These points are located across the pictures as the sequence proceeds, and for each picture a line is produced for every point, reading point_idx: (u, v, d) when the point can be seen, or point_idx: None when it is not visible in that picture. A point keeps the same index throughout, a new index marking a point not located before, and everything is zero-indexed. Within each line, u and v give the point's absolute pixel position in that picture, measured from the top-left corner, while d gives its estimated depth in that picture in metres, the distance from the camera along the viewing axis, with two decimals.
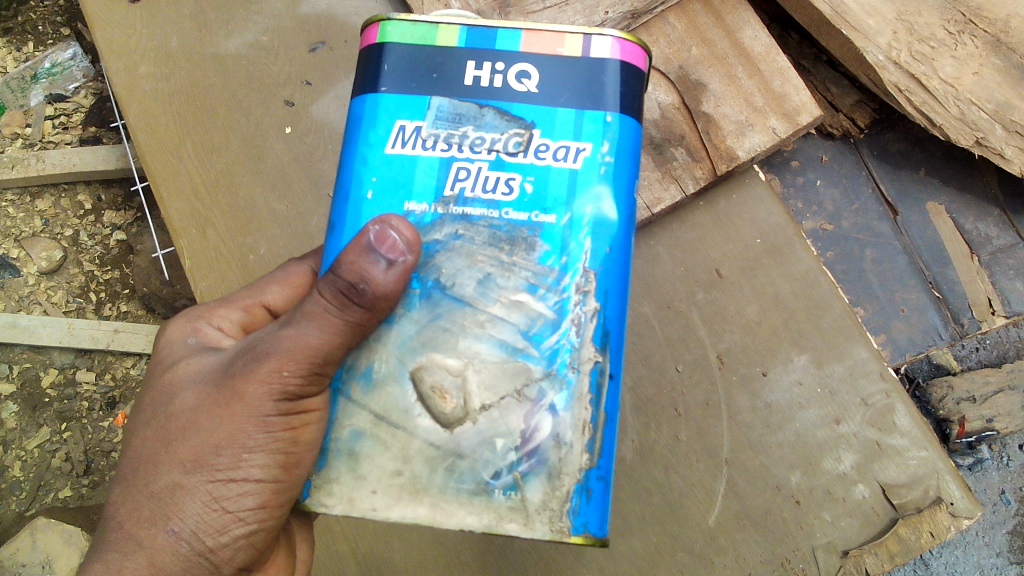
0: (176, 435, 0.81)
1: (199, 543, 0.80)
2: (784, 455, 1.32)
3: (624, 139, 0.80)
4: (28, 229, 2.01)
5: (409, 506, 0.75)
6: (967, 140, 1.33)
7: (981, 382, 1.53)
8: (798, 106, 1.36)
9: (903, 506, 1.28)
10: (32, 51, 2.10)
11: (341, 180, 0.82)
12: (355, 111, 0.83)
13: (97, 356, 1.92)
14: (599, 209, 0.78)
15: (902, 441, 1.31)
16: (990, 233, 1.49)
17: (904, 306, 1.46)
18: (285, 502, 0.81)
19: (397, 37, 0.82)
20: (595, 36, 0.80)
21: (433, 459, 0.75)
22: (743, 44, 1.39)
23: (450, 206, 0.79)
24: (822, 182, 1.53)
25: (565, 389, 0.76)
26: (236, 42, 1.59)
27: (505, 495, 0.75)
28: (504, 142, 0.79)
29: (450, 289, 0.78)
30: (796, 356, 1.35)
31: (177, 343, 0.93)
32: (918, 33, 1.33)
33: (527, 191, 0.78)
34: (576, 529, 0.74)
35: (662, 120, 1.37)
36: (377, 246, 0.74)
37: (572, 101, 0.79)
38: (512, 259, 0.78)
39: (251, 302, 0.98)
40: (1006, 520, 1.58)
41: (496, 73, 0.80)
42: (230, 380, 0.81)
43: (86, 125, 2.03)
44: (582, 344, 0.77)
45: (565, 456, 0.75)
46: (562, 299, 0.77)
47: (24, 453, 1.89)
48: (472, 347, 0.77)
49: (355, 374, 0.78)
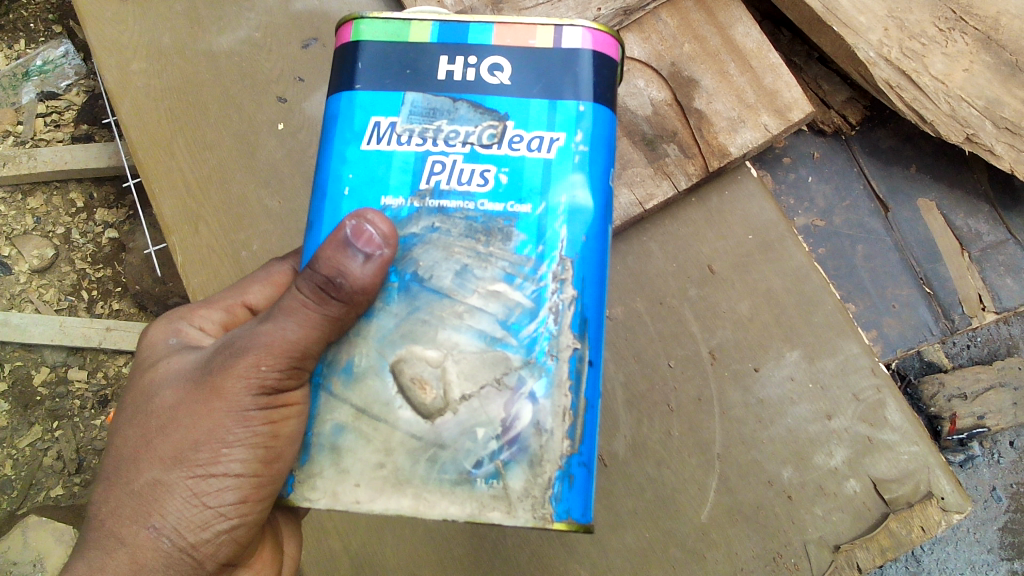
0: (156, 432, 0.81)
1: (181, 539, 0.79)
2: (775, 450, 1.32)
3: (598, 128, 0.80)
4: (19, 228, 2.00)
5: (393, 497, 0.75)
6: (958, 136, 1.34)
7: (972, 379, 1.53)
8: (790, 103, 1.37)
9: (893, 501, 1.28)
10: (24, 48, 2.08)
11: (318, 177, 0.82)
12: (330, 109, 0.83)
13: (89, 354, 1.92)
14: (574, 198, 0.78)
15: (893, 437, 1.32)
16: (980, 230, 1.50)
17: (895, 302, 1.47)
18: (266, 496, 0.80)
19: (371, 34, 0.82)
20: (566, 27, 0.80)
21: (415, 450, 0.75)
22: (735, 40, 1.39)
23: (426, 199, 0.79)
24: (813, 179, 1.54)
25: (544, 376, 0.76)
26: (227, 39, 1.58)
27: (487, 484, 0.74)
28: (478, 135, 0.79)
29: (428, 281, 0.78)
30: (788, 352, 1.36)
31: (158, 344, 0.93)
32: (909, 30, 1.34)
33: (502, 182, 0.78)
34: (558, 517, 0.74)
35: (654, 116, 1.37)
36: (354, 240, 0.75)
37: (544, 92, 0.80)
38: (488, 250, 0.78)
39: (232, 302, 0.98)
40: (996, 517, 1.58)
41: (469, 67, 0.81)
42: (209, 377, 0.81)
43: (78, 123, 2.02)
44: (560, 332, 0.77)
45: (546, 443, 0.75)
46: (538, 288, 0.77)
47: (14, 452, 1.88)
48: (451, 338, 0.77)
49: (335, 369, 0.78)
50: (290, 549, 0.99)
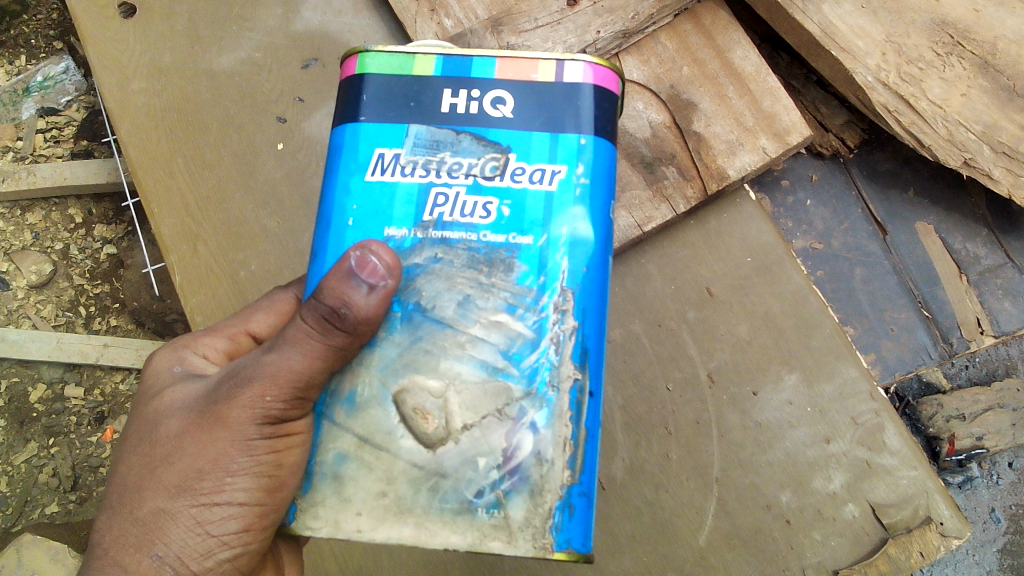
0: (161, 461, 0.81)
1: (184, 567, 0.79)
2: (774, 474, 1.32)
3: (599, 161, 0.80)
4: (17, 243, 2.00)
5: (394, 526, 0.74)
6: (955, 161, 1.34)
7: (970, 400, 1.53)
8: (788, 126, 1.37)
9: (892, 526, 1.28)
10: (25, 64, 2.09)
11: (323, 208, 0.82)
12: (335, 140, 0.83)
13: (86, 371, 1.91)
14: (575, 230, 0.78)
15: (892, 461, 1.31)
16: (978, 253, 1.50)
17: (893, 325, 1.47)
18: (268, 525, 0.80)
19: (376, 68, 0.82)
20: (568, 62, 0.80)
21: (417, 479, 0.75)
22: (733, 64, 1.40)
23: (429, 230, 0.79)
24: (812, 202, 1.54)
25: (545, 407, 0.75)
26: (228, 59, 1.59)
27: (488, 514, 0.74)
28: (481, 167, 0.79)
29: (430, 311, 0.78)
30: (786, 375, 1.35)
31: (162, 372, 0.93)
32: (907, 55, 1.35)
33: (504, 214, 0.78)
34: (559, 546, 0.74)
35: (652, 139, 1.38)
36: (358, 271, 0.75)
37: (546, 125, 0.80)
38: (491, 281, 0.78)
39: (236, 330, 0.98)
40: (995, 538, 1.58)
41: (472, 100, 0.81)
42: (213, 406, 0.81)
43: (78, 139, 2.02)
44: (561, 362, 0.76)
45: (548, 473, 0.74)
46: (540, 318, 0.77)
47: (10, 469, 1.87)
48: (453, 368, 0.76)
49: (338, 398, 0.78)
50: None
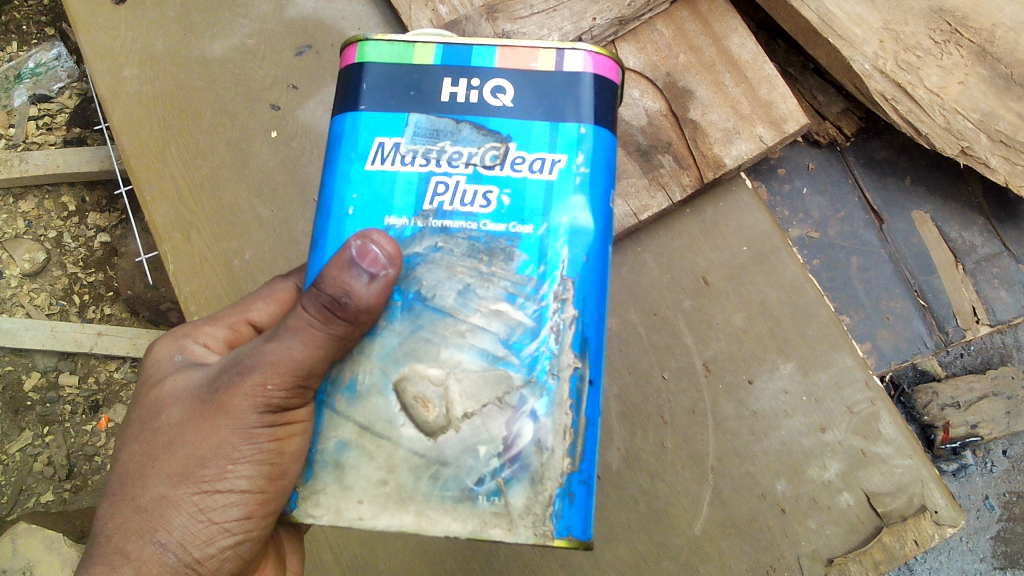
0: (163, 448, 0.81)
1: (186, 554, 0.79)
2: (770, 462, 1.32)
3: (598, 150, 0.79)
4: (10, 231, 1.99)
5: (395, 514, 0.74)
6: (953, 149, 1.33)
7: (965, 388, 1.53)
8: (785, 114, 1.36)
9: (887, 514, 1.28)
10: (17, 50, 2.07)
11: (322, 197, 0.81)
12: (335, 129, 0.82)
13: (80, 359, 1.90)
14: (576, 219, 0.77)
15: (887, 450, 1.31)
16: (974, 242, 1.50)
17: (889, 315, 1.47)
18: (270, 512, 0.79)
19: (376, 56, 0.81)
20: (568, 51, 0.79)
21: (417, 467, 0.75)
22: (730, 51, 1.39)
23: (429, 219, 0.78)
24: (808, 190, 1.54)
25: (546, 395, 0.75)
26: (220, 46, 1.57)
27: (489, 502, 0.74)
28: (481, 156, 0.79)
29: (431, 300, 0.77)
30: (782, 364, 1.35)
31: (163, 360, 0.92)
32: (904, 43, 1.34)
33: (505, 203, 0.78)
34: (559, 534, 0.73)
35: (649, 127, 1.37)
36: (359, 260, 0.74)
37: (546, 114, 0.79)
38: (491, 270, 0.77)
39: (236, 319, 0.98)
40: (989, 525, 1.59)
41: (472, 89, 0.80)
42: (215, 395, 0.80)
43: (71, 126, 2.00)
44: (561, 351, 0.76)
45: (548, 461, 0.74)
46: (540, 307, 0.76)
47: (4, 457, 1.87)
48: (453, 357, 0.76)
49: (339, 387, 0.77)
50: (293, 562, 0.97)
